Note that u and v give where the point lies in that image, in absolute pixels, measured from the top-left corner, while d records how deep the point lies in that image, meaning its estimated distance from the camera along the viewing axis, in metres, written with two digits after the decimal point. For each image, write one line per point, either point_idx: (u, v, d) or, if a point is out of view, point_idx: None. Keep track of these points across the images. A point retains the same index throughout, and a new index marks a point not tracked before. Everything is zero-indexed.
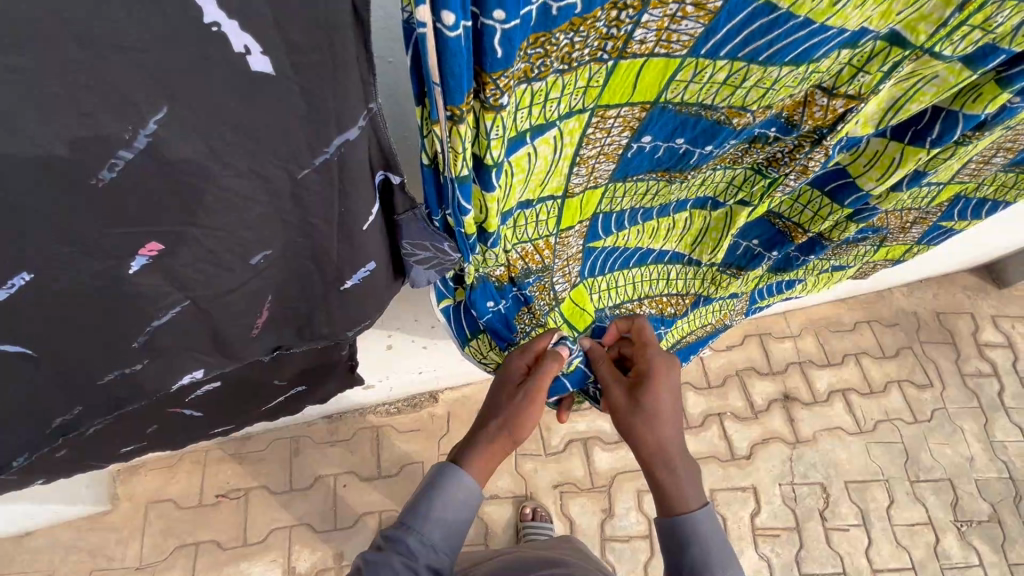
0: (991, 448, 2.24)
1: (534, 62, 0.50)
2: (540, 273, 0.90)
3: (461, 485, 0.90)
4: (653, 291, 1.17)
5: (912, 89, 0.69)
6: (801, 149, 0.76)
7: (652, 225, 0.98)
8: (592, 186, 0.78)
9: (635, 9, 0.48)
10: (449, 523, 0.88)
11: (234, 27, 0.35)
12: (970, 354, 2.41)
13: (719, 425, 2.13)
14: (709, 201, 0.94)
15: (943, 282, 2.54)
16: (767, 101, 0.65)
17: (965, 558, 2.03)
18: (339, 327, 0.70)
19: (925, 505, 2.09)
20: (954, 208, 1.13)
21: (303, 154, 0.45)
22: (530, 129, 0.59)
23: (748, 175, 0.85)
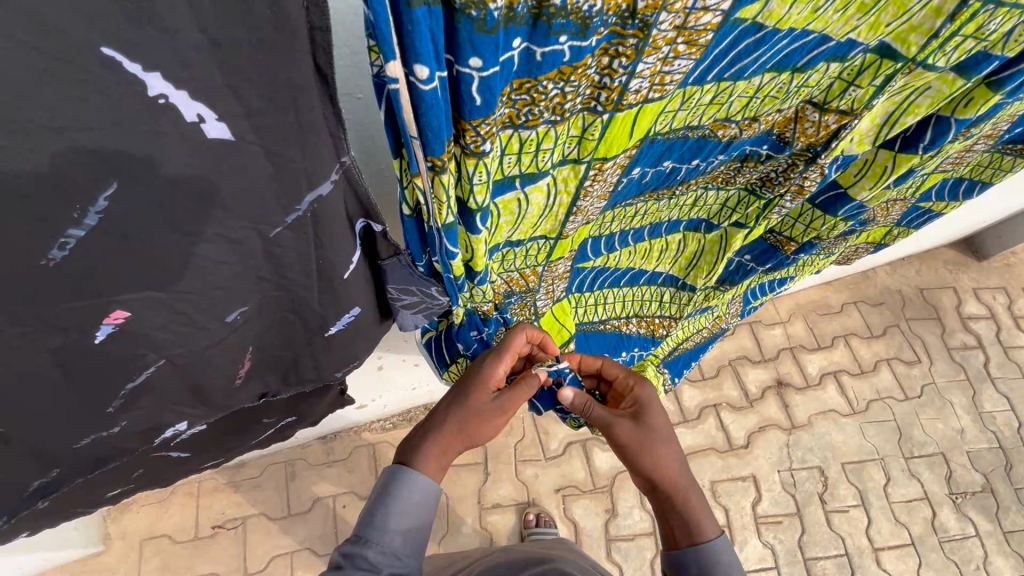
0: (980, 419, 2.28)
1: (518, 108, 0.47)
2: (523, 294, 0.90)
3: (417, 483, 0.80)
4: (643, 311, 1.17)
5: (905, 102, 0.69)
6: (795, 167, 0.78)
7: (644, 246, 0.98)
8: (584, 225, 0.76)
9: (629, 58, 0.46)
10: (411, 526, 0.79)
11: (184, 97, 0.32)
12: (955, 327, 2.45)
13: (716, 416, 2.14)
14: (701, 223, 0.96)
15: (925, 258, 2.57)
16: (751, 111, 0.64)
17: (962, 529, 2.07)
18: (327, 369, 0.67)
19: (921, 479, 2.13)
20: (932, 191, 1.14)
21: (274, 214, 0.42)
22: (519, 175, 0.57)
23: (741, 196, 0.88)
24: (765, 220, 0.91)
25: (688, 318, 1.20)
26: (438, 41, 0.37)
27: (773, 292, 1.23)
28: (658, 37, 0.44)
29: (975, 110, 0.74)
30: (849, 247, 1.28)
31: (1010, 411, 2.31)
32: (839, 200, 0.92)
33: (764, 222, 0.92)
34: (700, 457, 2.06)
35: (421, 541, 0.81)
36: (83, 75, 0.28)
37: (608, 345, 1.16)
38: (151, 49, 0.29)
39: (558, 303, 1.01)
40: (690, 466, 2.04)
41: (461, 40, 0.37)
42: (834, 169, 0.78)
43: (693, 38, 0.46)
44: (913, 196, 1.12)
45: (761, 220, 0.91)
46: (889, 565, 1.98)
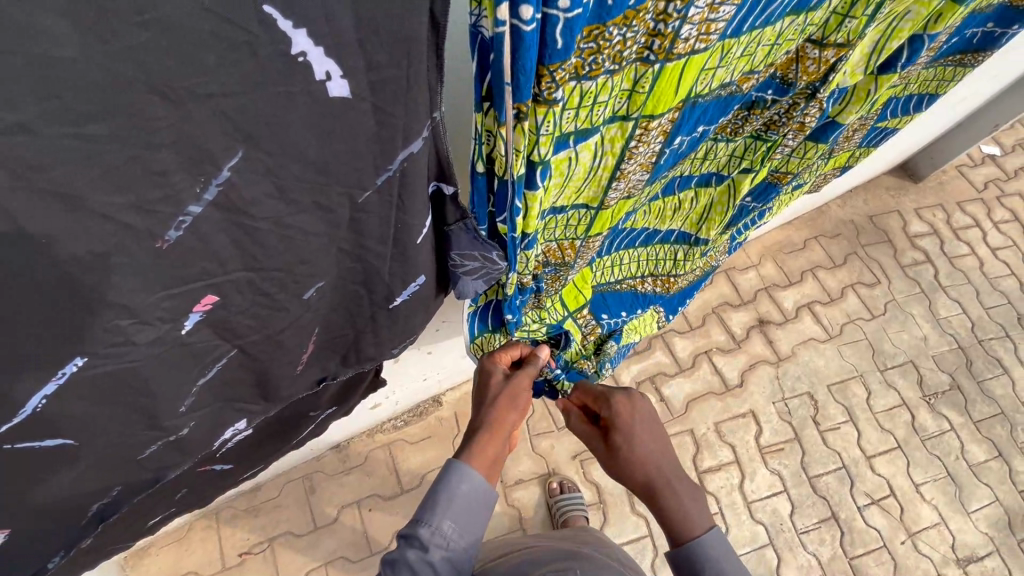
0: (939, 325, 2.50)
1: (585, 58, 0.50)
2: (557, 266, 0.94)
3: (466, 476, 0.86)
4: (659, 270, 1.22)
5: (889, 28, 0.78)
6: (797, 106, 0.85)
7: (659, 206, 1.03)
8: (631, 195, 0.81)
9: (682, 2, 0.50)
10: (462, 513, 0.84)
11: (319, 54, 0.37)
12: (905, 247, 2.71)
13: (709, 361, 2.25)
14: (715, 176, 1.01)
15: (868, 189, 2.84)
16: (771, 59, 0.71)
17: (939, 426, 2.25)
18: (385, 344, 0.70)
19: (897, 388, 2.32)
20: (888, 109, 1.22)
21: (367, 177, 0.47)
22: (574, 133, 0.60)
23: (749, 145, 0.95)
24: (766, 163, 0.99)
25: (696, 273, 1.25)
26: None
27: (759, 224, 1.28)
28: None
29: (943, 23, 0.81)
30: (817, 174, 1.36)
31: (962, 314, 2.55)
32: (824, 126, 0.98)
33: (768, 163, 0.99)
34: (702, 402, 2.16)
35: (472, 537, 0.85)
36: (245, 37, 0.34)
37: (625, 303, 1.23)
38: (297, 7, 0.34)
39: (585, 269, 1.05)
40: (693, 412, 2.14)
41: None
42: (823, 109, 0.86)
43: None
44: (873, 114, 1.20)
45: (765, 165, 0.99)
46: (882, 469, 2.13)
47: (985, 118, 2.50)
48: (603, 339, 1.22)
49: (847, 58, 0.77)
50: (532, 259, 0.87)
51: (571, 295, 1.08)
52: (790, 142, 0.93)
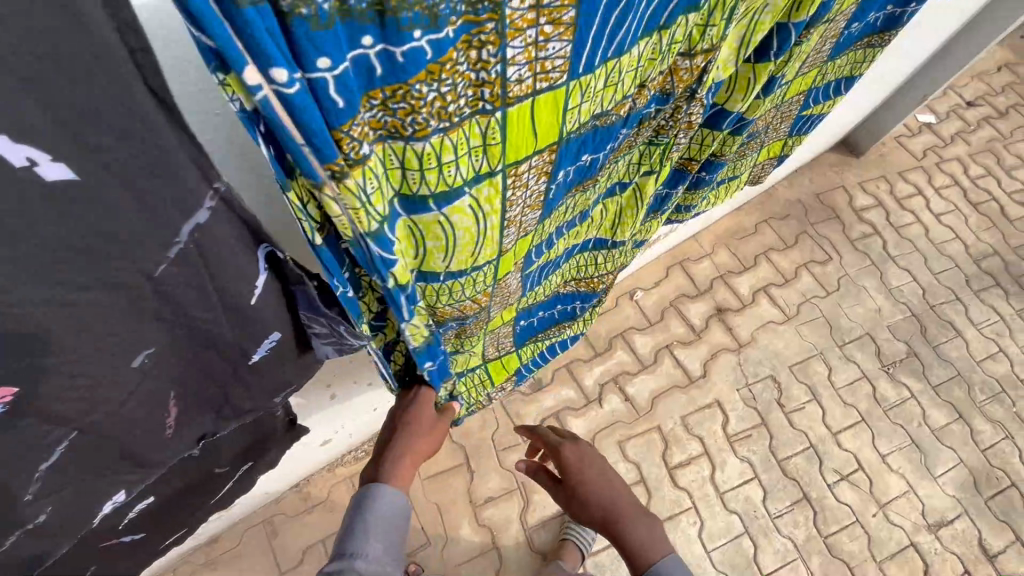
0: (891, 295, 2.55)
1: (401, 117, 0.52)
2: (477, 314, 0.91)
3: (386, 498, 0.96)
4: (582, 274, 1.20)
5: (752, 24, 0.77)
6: (681, 108, 0.83)
7: (575, 232, 1.02)
8: (532, 230, 0.82)
9: (495, 46, 0.51)
10: (384, 532, 0.94)
11: (7, 142, 0.36)
12: (853, 221, 2.76)
13: (671, 355, 2.24)
14: (619, 186, 0.99)
15: (813, 168, 2.89)
16: (642, 81, 0.71)
17: (899, 394, 2.29)
18: (261, 397, 0.73)
19: (856, 361, 2.35)
20: (811, 98, 1.19)
21: (155, 251, 0.49)
22: (432, 195, 0.62)
23: (647, 148, 0.92)
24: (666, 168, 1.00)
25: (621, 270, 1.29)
26: (284, 47, 0.41)
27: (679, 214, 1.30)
28: (516, 19, 0.50)
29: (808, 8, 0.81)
30: (747, 168, 1.33)
31: (913, 282, 2.60)
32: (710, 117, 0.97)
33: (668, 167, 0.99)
34: (667, 396, 2.16)
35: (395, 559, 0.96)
36: None
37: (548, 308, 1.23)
38: None
39: (510, 307, 1.04)
40: (659, 408, 2.13)
41: (302, 43, 0.41)
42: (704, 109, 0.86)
43: (556, 15, 0.52)
44: (792, 104, 1.16)
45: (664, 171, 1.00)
46: (849, 444, 2.15)
47: (913, 91, 2.61)
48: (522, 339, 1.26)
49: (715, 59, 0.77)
50: (449, 314, 0.86)
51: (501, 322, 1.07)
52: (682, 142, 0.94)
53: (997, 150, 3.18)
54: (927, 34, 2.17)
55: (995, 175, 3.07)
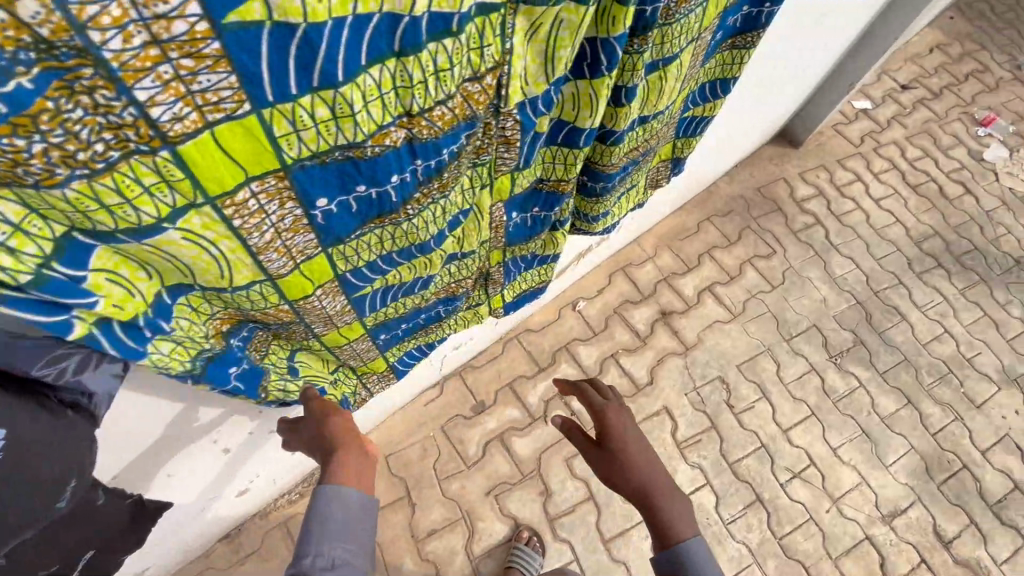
0: (836, 284, 2.54)
1: (13, 169, 0.48)
2: (286, 325, 0.85)
3: (341, 498, 0.87)
4: (458, 284, 1.09)
5: (549, 40, 0.72)
6: (489, 124, 0.78)
7: (425, 262, 0.92)
8: (316, 253, 0.75)
9: (109, 88, 0.47)
10: (343, 530, 0.86)
11: None
12: (794, 212, 2.75)
13: (616, 364, 2.20)
14: (458, 216, 0.89)
15: (752, 162, 2.88)
16: (400, 108, 0.66)
17: (848, 384, 2.28)
18: (46, 500, 0.65)
19: (804, 354, 2.33)
20: (691, 96, 1.15)
21: None
22: (119, 232, 0.58)
23: (479, 170, 0.85)
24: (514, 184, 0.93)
25: (505, 280, 1.20)
26: None
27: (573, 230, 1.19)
28: (130, 58, 0.46)
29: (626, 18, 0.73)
30: (642, 177, 1.27)
31: (857, 269, 2.60)
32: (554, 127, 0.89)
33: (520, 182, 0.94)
34: None
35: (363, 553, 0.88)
36: None
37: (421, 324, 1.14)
38: None
39: (347, 326, 0.95)
40: None
41: None
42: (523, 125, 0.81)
43: (191, 49, 0.48)
44: (673, 114, 1.12)
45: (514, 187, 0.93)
46: (800, 440, 2.13)
47: (839, 71, 2.62)
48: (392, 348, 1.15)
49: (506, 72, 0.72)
50: (213, 329, 0.79)
51: (340, 339, 0.97)
52: (523, 158, 0.88)
53: (933, 130, 3.21)
54: (836, 19, 2.17)
55: (932, 156, 3.10)
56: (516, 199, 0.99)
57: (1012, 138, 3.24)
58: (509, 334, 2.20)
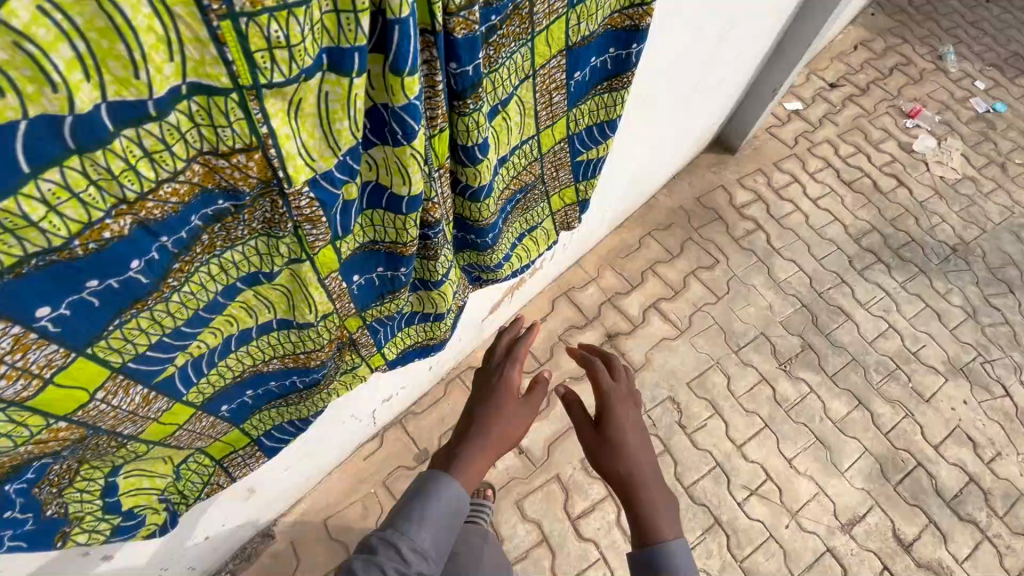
0: (781, 289, 2.53)
1: None
2: (82, 440, 0.71)
3: (452, 489, 1.16)
4: (303, 355, 0.91)
5: (320, 113, 0.56)
6: (275, 201, 0.62)
7: (221, 329, 0.75)
8: (70, 360, 0.59)
9: None
10: (438, 532, 1.13)
11: None
12: (735, 220, 2.74)
13: (564, 395, 2.14)
14: (257, 274, 0.72)
15: (690, 172, 2.87)
16: (114, 196, 0.50)
17: (799, 391, 2.25)
18: None
19: (754, 365, 2.30)
20: (573, 143, 1.08)
21: None
22: None
23: (264, 241, 0.68)
24: (339, 256, 0.77)
25: (377, 340, 1.08)
26: None
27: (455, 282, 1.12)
28: None
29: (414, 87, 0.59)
30: (539, 217, 1.22)
31: (800, 272, 2.60)
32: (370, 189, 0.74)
33: (347, 249, 0.78)
34: (563, 441, 2.04)
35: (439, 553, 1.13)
36: None
37: (275, 388, 0.98)
38: None
39: (169, 411, 0.79)
40: (556, 455, 2.00)
41: None
42: (324, 204, 0.65)
43: None
44: (555, 151, 1.06)
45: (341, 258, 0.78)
46: (755, 455, 2.09)
47: (757, 78, 2.66)
48: (247, 418, 1.01)
49: (274, 156, 0.56)
50: None
51: (157, 436, 0.83)
52: (340, 227, 0.73)
53: (864, 126, 3.26)
54: (736, 29, 2.05)
55: (865, 151, 3.14)
56: (353, 260, 0.84)
57: (940, 127, 3.30)
58: (451, 374, 2.12)
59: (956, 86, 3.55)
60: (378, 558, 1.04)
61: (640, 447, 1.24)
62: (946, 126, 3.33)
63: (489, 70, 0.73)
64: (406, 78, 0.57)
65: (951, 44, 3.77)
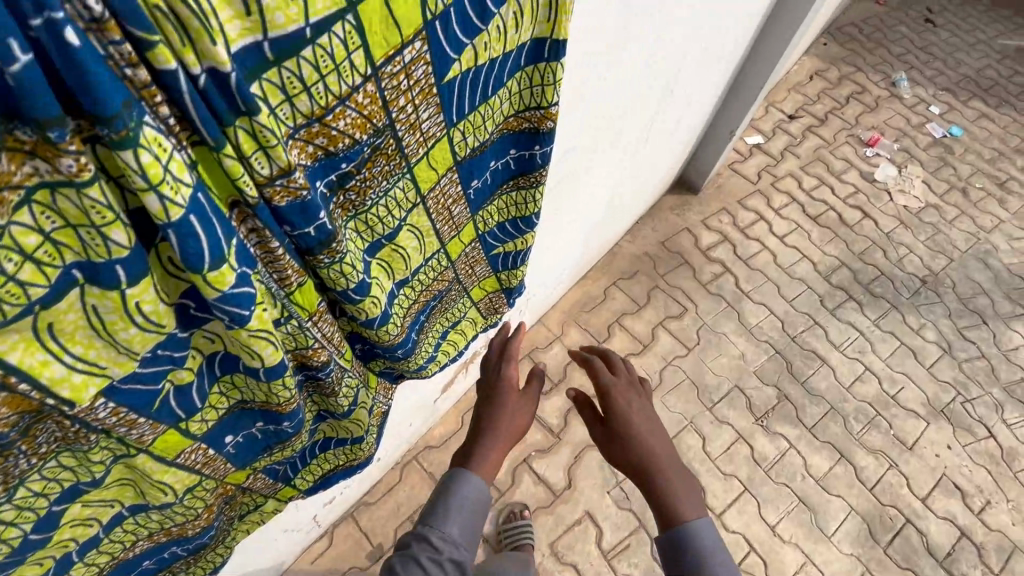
0: (752, 335, 2.44)
1: None
2: None
3: (472, 485, 1.15)
4: (179, 526, 0.76)
5: (95, 326, 0.43)
6: (60, 423, 0.49)
7: (48, 557, 0.62)
8: None
9: None
10: (466, 522, 1.14)
11: None
12: (701, 263, 2.66)
13: (530, 471, 2.00)
14: (78, 486, 0.58)
15: (653, 215, 2.79)
16: None
17: (778, 447, 2.14)
18: None
19: (730, 422, 2.19)
20: (486, 243, 0.97)
21: None
22: None
23: (69, 456, 0.54)
24: (189, 436, 0.62)
25: (281, 477, 0.93)
26: None
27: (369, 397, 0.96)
28: None
29: (227, 278, 0.46)
30: (462, 312, 1.11)
31: (771, 315, 2.51)
32: (213, 362, 0.58)
33: (201, 423, 0.63)
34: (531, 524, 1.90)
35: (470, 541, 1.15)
36: None
37: (159, 562, 0.81)
38: None
39: None
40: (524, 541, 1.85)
41: None
42: (135, 406, 0.52)
43: None
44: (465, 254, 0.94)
45: (191, 436, 0.63)
46: (735, 523, 1.97)
47: (706, 119, 2.57)
48: None
49: (30, 388, 0.42)
50: None
51: None
52: (181, 411, 0.59)
53: (825, 156, 3.21)
54: (678, 80, 1.90)
55: (828, 183, 3.07)
56: (219, 426, 0.67)
57: (899, 155, 3.28)
58: (407, 456, 1.95)
59: (911, 111, 3.55)
60: (412, 551, 1.08)
61: (654, 442, 1.14)
62: (905, 153, 3.31)
63: (348, 212, 0.61)
64: (207, 274, 0.44)
65: (903, 71, 3.79)
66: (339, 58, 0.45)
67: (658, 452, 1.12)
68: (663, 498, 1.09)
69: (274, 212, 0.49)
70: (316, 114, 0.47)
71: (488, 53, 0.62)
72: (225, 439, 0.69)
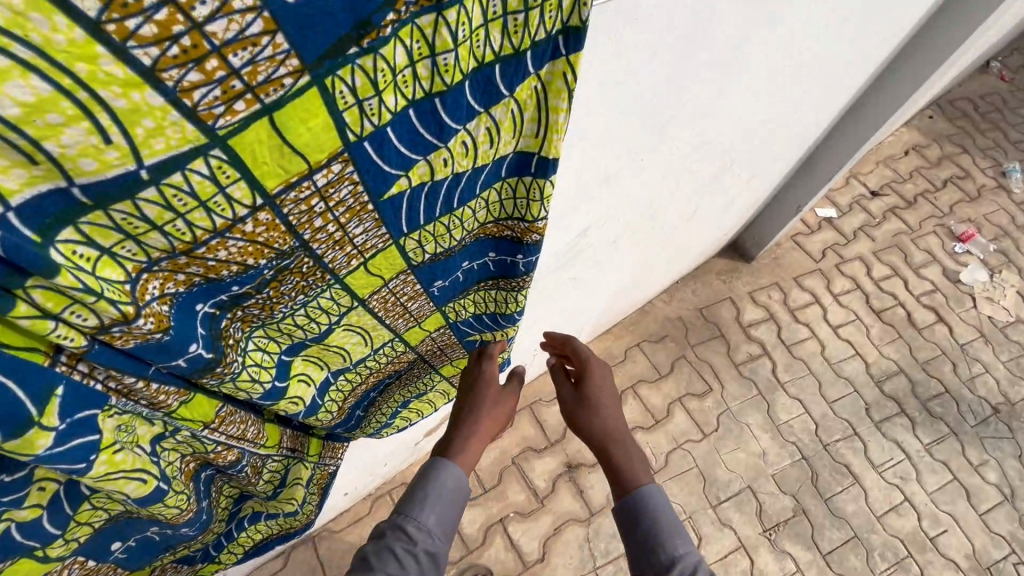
0: (779, 433, 2.20)
1: None
2: None
3: (449, 473, 0.85)
4: None
5: None
6: None
7: None
8: None
9: None
10: (448, 509, 0.83)
11: None
12: (738, 341, 2.40)
13: (503, 534, 1.87)
14: None
15: (697, 276, 2.55)
16: None
17: (782, 568, 1.93)
18: None
19: (732, 527, 1.99)
20: (459, 331, 0.86)
21: None
22: None
23: None
24: (50, 560, 0.55)
25: (199, 557, 0.85)
26: None
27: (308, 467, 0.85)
28: None
29: (39, 441, 0.39)
30: (429, 384, 1.00)
31: (806, 415, 2.25)
32: (57, 497, 0.50)
33: (69, 543, 0.56)
34: None
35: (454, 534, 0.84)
36: None
37: None
38: None
39: None
40: None
41: None
42: None
43: None
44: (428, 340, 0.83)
45: (50, 559, 0.55)
46: None
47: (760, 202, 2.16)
48: None
49: None
50: None
51: None
52: (33, 541, 0.52)
53: (906, 244, 2.84)
54: (736, 161, 1.53)
55: (903, 275, 2.72)
56: (95, 538, 0.59)
57: (994, 256, 2.88)
58: (381, 489, 1.86)
59: (1019, 209, 3.12)
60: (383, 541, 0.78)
61: (618, 413, 0.93)
62: (1002, 256, 2.90)
63: (253, 325, 0.52)
64: (5, 443, 0.37)
65: (1017, 161, 3.34)
66: (207, 194, 0.36)
67: (621, 424, 0.92)
68: (622, 472, 0.89)
69: (124, 355, 0.42)
70: (180, 249, 0.38)
71: (452, 168, 0.51)
72: (109, 548, 0.62)
